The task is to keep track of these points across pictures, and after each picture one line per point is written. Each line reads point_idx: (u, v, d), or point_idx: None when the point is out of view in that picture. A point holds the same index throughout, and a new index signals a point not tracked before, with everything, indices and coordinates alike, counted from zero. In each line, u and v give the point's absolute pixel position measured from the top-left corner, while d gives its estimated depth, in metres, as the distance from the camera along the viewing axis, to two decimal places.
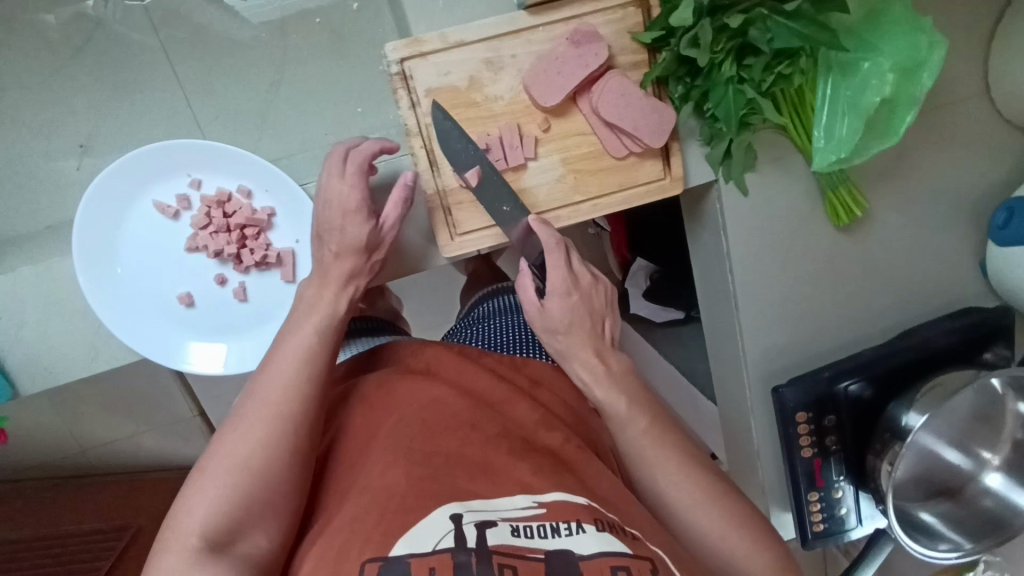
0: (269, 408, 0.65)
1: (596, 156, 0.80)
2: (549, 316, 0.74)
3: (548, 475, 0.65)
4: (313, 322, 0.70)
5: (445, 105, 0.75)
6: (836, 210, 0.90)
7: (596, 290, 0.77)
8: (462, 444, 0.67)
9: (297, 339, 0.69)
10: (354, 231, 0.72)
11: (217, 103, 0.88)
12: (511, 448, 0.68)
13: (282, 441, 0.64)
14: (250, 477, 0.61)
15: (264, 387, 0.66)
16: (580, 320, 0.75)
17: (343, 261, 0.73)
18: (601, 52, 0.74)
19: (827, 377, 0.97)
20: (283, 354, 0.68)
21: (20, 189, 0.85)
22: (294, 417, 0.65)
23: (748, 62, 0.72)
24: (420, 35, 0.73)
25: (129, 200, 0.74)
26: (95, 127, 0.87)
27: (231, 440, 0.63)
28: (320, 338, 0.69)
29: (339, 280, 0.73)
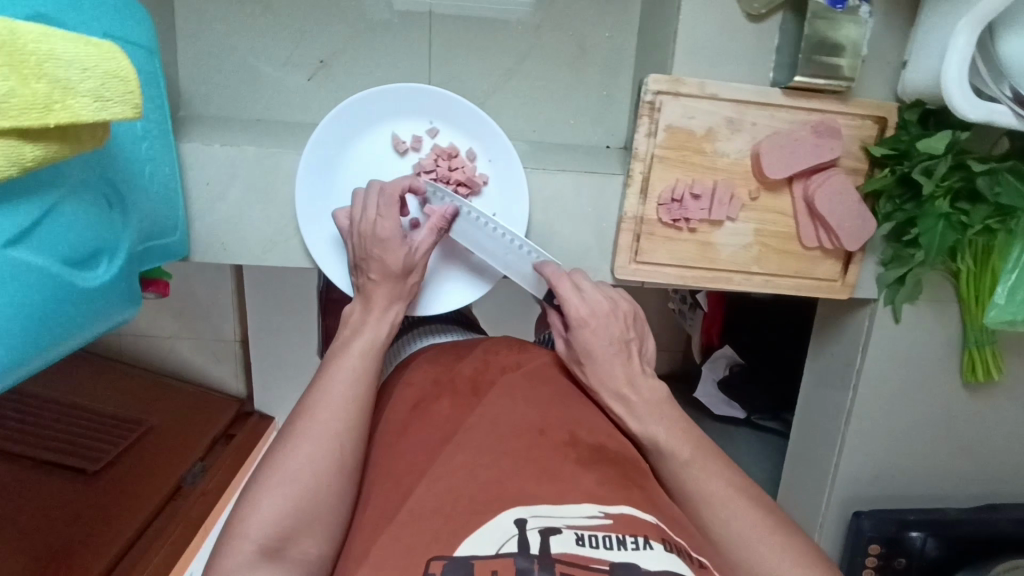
0: (322, 421, 0.62)
1: (787, 238, 0.84)
2: (579, 334, 0.73)
3: (620, 488, 0.57)
4: (361, 342, 0.70)
5: (676, 144, 0.80)
6: (974, 368, 0.92)
7: (609, 319, 0.74)
8: (527, 446, 0.60)
9: (350, 358, 0.68)
10: (391, 258, 0.73)
11: (452, 70, 0.93)
12: (577, 456, 0.60)
13: (334, 442, 0.61)
14: (303, 492, 0.58)
15: (320, 400, 0.64)
16: (596, 345, 0.72)
17: (384, 285, 0.73)
18: (836, 149, 0.78)
19: (907, 521, 0.98)
20: (341, 368, 0.67)
21: (253, 82, 0.90)
22: (343, 426, 0.62)
23: (964, 205, 0.77)
24: (681, 77, 0.78)
25: (369, 123, 0.78)
26: (338, 50, 0.91)
27: (285, 455, 0.60)
28: (368, 356, 0.69)
29: (383, 301, 0.73)
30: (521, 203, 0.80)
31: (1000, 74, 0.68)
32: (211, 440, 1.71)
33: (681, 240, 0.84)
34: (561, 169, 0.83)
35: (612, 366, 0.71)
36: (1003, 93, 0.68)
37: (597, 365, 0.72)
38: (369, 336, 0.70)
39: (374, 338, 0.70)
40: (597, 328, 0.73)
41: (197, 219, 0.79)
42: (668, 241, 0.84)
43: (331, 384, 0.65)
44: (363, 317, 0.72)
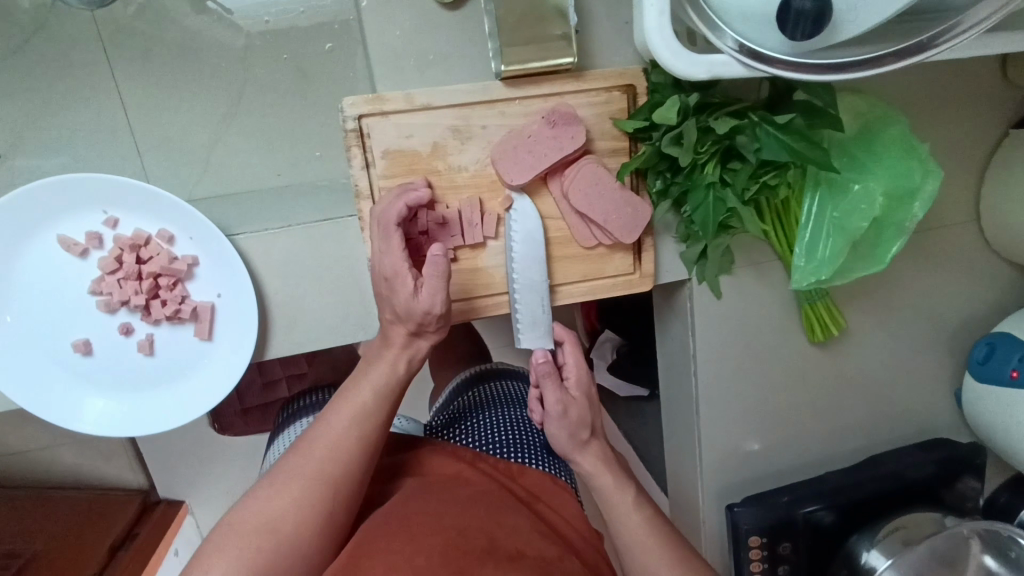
0: (308, 470, 0.61)
1: (562, 242, 0.73)
2: (576, 408, 0.75)
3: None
4: (374, 377, 0.66)
5: (402, 169, 0.68)
6: (812, 325, 0.84)
7: (590, 386, 0.77)
8: (462, 549, 0.57)
9: (352, 399, 0.65)
10: (410, 292, 0.63)
11: (160, 128, 0.80)
12: (499, 563, 0.57)
13: (304, 514, 0.59)
14: (268, 546, 0.57)
15: (305, 451, 0.62)
16: (583, 416, 0.75)
17: (401, 325, 0.65)
18: (578, 137, 0.67)
19: (786, 501, 0.90)
20: (346, 402, 0.65)
21: None
22: (315, 493, 0.60)
23: (732, 166, 0.66)
24: (384, 92, 0.67)
25: (28, 228, 0.65)
26: (15, 134, 0.76)
27: (259, 503, 0.59)
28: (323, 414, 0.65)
29: (402, 340, 0.66)
30: (240, 276, 0.69)
31: (717, 24, 0.56)
32: (112, 547, 1.59)
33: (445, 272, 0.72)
34: (288, 224, 0.71)
35: (580, 435, 0.75)
36: (725, 45, 0.56)
37: (561, 421, 0.75)
38: (376, 376, 0.66)
39: (378, 377, 0.66)
40: (582, 392, 0.76)
41: None
42: None
43: (323, 434, 0.63)
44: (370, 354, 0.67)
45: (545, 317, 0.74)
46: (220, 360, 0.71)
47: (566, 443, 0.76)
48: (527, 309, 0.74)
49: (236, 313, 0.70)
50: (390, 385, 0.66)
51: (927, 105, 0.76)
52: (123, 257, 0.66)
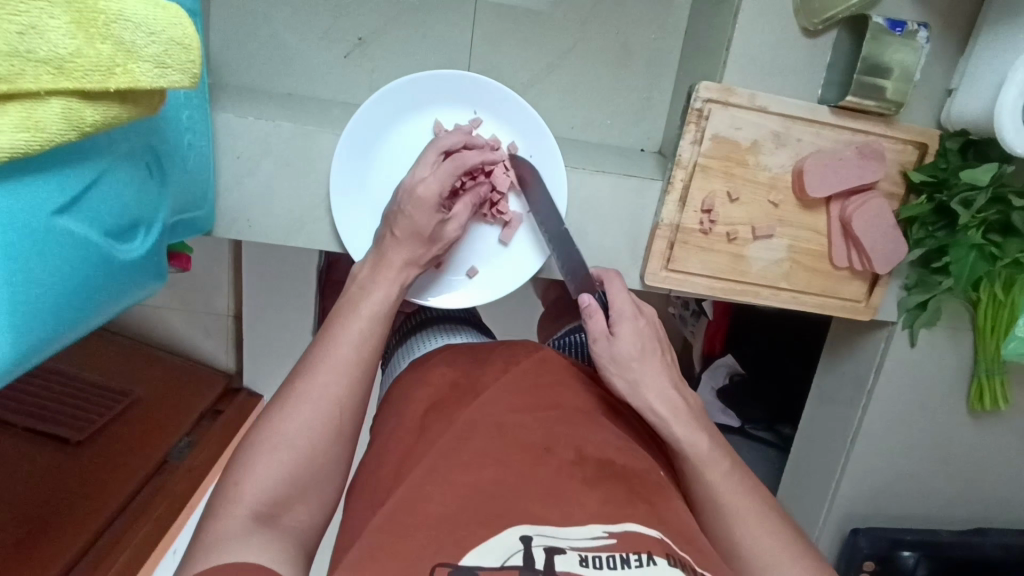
0: (337, 372, 0.61)
1: (818, 256, 0.84)
2: (619, 347, 0.71)
3: (623, 509, 0.57)
4: (369, 305, 0.66)
5: (720, 155, 0.79)
6: (981, 396, 0.94)
7: (636, 323, 0.72)
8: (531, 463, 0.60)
9: (361, 320, 0.64)
10: (419, 221, 0.69)
11: (494, 55, 0.90)
12: (585, 475, 0.60)
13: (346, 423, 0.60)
14: (326, 442, 0.58)
15: (329, 358, 0.61)
16: (628, 351, 0.71)
17: (405, 246, 0.70)
18: (878, 172, 0.78)
19: (902, 541, 1.00)
20: (349, 324, 0.64)
21: (291, 54, 0.86)
22: (341, 389, 0.60)
23: (996, 238, 0.78)
24: (732, 86, 0.77)
25: (413, 108, 0.76)
26: (380, 27, 0.88)
27: (304, 400, 0.59)
28: (378, 328, 0.65)
29: (398, 264, 0.69)
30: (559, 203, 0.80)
31: None
32: (199, 414, 1.68)
33: (712, 251, 0.83)
34: (600, 169, 0.82)
35: (631, 364, 0.70)
36: None
37: (607, 361, 0.71)
38: (376, 302, 0.66)
39: (381, 301, 0.67)
40: (626, 330, 0.71)
41: (224, 191, 0.77)
42: (701, 250, 0.83)
43: (347, 343, 0.63)
44: (372, 278, 0.68)
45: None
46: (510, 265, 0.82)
47: (665, 408, 0.68)
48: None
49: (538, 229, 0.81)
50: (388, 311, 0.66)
51: None
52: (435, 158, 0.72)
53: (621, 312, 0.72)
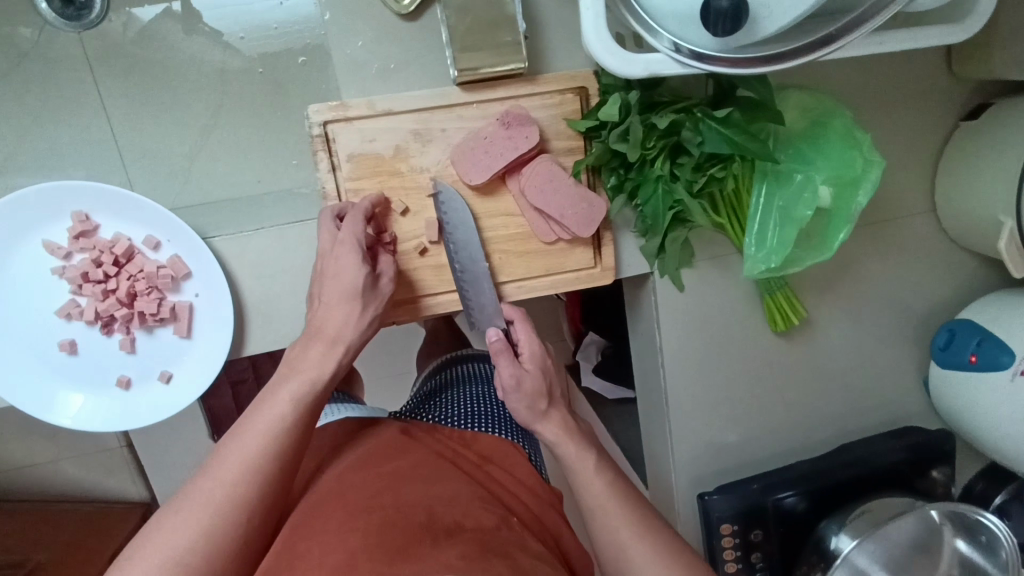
0: (220, 490, 0.55)
1: (524, 238, 0.77)
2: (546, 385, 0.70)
3: (477, 563, 0.54)
4: (290, 389, 0.61)
5: (369, 171, 0.72)
6: (773, 315, 0.87)
7: (545, 358, 0.71)
8: (386, 530, 0.57)
9: (264, 416, 0.59)
10: (348, 277, 0.66)
11: (143, 140, 0.84)
12: (436, 538, 0.57)
13: (222, 537, 0.54)
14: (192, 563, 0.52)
15: (209, 472, 0.56)
16: (537, 388, 0.69)
17: (342, 307, 0.65)
18: (532, 136, 0.71)
19: (757, 488, 0.92)
20: (264, 415, 0.59)
21: None
22: (216, 508, 0.54)
23: (680, 160, 0.70)
24: (347, 100, 0.71)
25: (17, 234, 0.69)
26: (10, 152, 0.81)
27: (171, 521, 0.54)
28: (298, 416, 0.60)
29: (335, 332, 0.65)
30: (219, 278, 0.73)
31: (654, 26, 0.59)
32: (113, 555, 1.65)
33: (409, 270, 0.76)
34: (262, 227, 0.76)
35: (539, 405, 0.69)
36: (664, 46, 0.59)
37: (515, 396, 0.69)
38: (293, 386, 0.61)
39: (299, 387, 0.61)
40: (535, 364, 0.70)
41: None
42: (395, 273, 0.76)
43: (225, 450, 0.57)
44: (298, 355, 0.63)
45: (491, 305, 0.74)
46: (200, 357, 0.75)
47: (526, 414, 0.69)
48: (475, 297, 0.75)
49: (214, 311, 0.74)
50: (308, 395, 0.61)
51: (864, 106, 0.81)
52: (81, 245, 0.70)
53: (530, 348, 0.71)
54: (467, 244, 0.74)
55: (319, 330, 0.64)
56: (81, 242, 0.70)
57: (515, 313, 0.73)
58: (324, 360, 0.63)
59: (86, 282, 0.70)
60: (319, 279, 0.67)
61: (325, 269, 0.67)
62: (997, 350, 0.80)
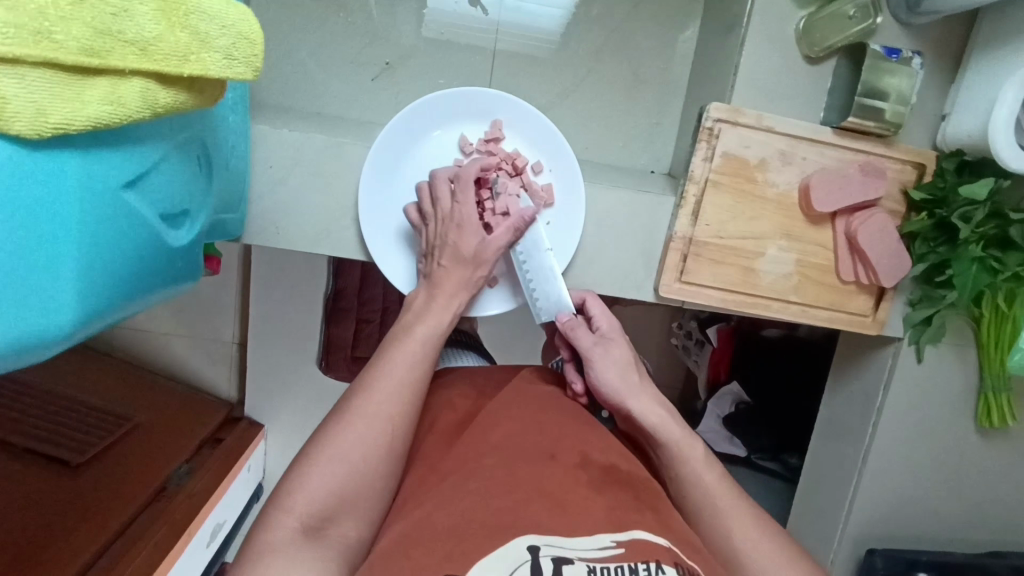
0: (383, 401, 0.62)
1: (826, 270, 0.87)
2: (602, 360, 0.73)
3: (625, 514, 0.56)
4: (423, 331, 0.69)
5: (731, 170, 0.83)
6: (989, 412, 0.95)
7: (624, 334, 0.77)
8: (541, 471, 0.60)
9: (409, 350, 0.67)
10: (467, 245, 0.72)
11: (514, 82, 0.95)
12: (593, 476, 0.61)
13: (390, 438, 0.62)
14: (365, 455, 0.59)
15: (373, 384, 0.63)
16: (625, 359, 0.74)
17: (455, 271, 0.73)
18: (881, 188, 0.82)
19: (920, 561, 0.99)
20: (402, 352, 0.67)
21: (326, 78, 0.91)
22: (388, 411, 0.62)
23: (996, 251, 0.81)
24: (740, 108, 0.82)
25: (441, 121, 0.80)
26: (408, 54, 0.93)
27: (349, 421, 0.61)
28: (429, 345, 0.68)
29: (454, 289, 0.72)
30: (578, 217, 0.83)
31: None
32: (198, 443, 1.62)
33: (726, 264, 0.86)
34: (615, 186, 0.86)
35: (631, 376, 0.72)
36: None
37: (606, 362, 0.73)
38: (426, 329, 0.69)
39: (435, 328, 0.69)
40: (621, 337, 0.75)
41: (256, 199, 0.79)
42: (716, 263, 0.86)
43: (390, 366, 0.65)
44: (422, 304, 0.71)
45: (557, 289, 0.79)
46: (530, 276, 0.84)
47: (621, 383, 0.72)
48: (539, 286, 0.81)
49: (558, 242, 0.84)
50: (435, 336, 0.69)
51: None
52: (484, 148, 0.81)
53: (606, 329, 0.76)
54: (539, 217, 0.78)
55: (436, 285, 0.72)
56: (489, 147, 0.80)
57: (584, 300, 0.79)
58: (440, 313, 0.70)
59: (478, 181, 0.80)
60: (442, 239, 0.74)
61: (443, 214, 0.74)
62: None
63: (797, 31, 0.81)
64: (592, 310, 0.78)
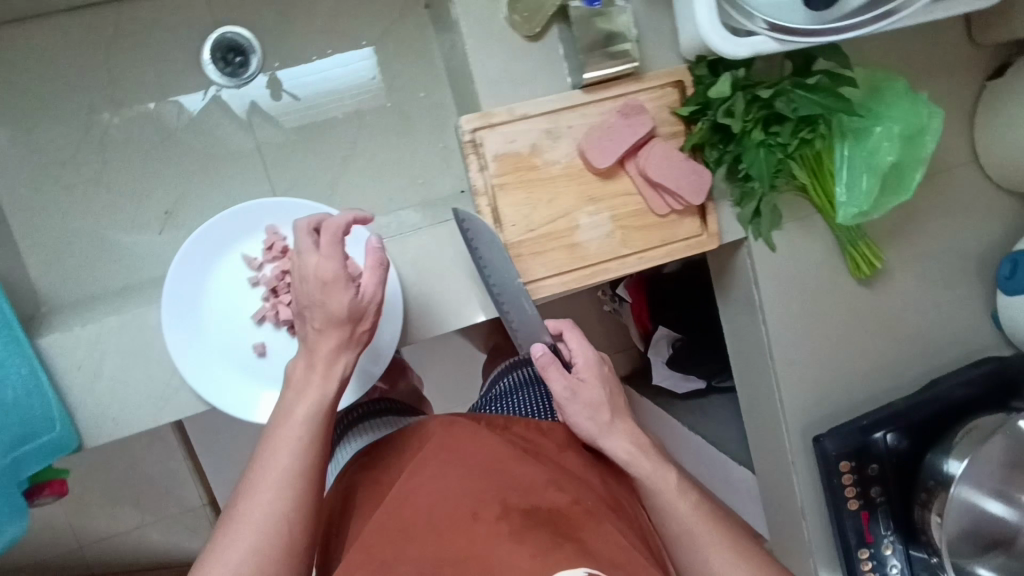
0: (276, 475, 0.68)
1: (641, 214, 0.89)
2: (581, 395, 0.81)
3: (547, 555, 0.63)
4: (303, 406, 0.71)
5: (509, 168, 0.84)
6: (857, 263, 0.98)
7: (601, 366, 0.83)
8: (468, 536, 0.66)
9: (290, 422, 0.70)
10: (335, 304, 0.70)
11: (293, 172, 0.95)
12: (512, 522, 0.67)
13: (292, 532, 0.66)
14: (264, 522, 0.66)
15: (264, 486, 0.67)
16: (597, 397, 0.82)
17: (333, 333, 0.72)
18: (647, 122, 0.83)
19: (864, 426, 1.00)
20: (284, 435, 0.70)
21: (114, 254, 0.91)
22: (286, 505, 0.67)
23: (774, 129, 0.82)
24: (489, 110, 0.83)
25: (217, 252, 0.79)
26: (180, 196, 0.93)
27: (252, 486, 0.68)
28: (313, 418, 0.71)
29: (329, 353, 0.73)
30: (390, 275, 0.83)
31: (748, 12, 0.74)
32: None
33: (549, 250, 0.87)
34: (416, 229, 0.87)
35: (603, 417, 0.81)
36: (758, 27, 0.74)
37: (578, 406, 0.81)
38: (312, 401, 0.71)
39: (322, 397, 0.72)
40: (592, 373, 0.82)
41: (79, 406, 0.77)
42: (541, 254, 0.87)
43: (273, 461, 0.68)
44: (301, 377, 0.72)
45: (532, 310, 0.81)
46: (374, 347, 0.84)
47: (592, 425, 0.81)
48: (516, 312, 0.81)
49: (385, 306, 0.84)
50: (321, 408, 0.71)
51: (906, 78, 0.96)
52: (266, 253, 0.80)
53: (586, 359, 0.83)
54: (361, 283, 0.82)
55: (314, 357, 0.72)
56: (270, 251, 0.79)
57: (564, 326, 0.84)
58: (314, 387, 0.72)
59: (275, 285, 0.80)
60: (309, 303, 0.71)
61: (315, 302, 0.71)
62: None
63: (508, 17, 0.83)
64: (569, 341, 0.84)
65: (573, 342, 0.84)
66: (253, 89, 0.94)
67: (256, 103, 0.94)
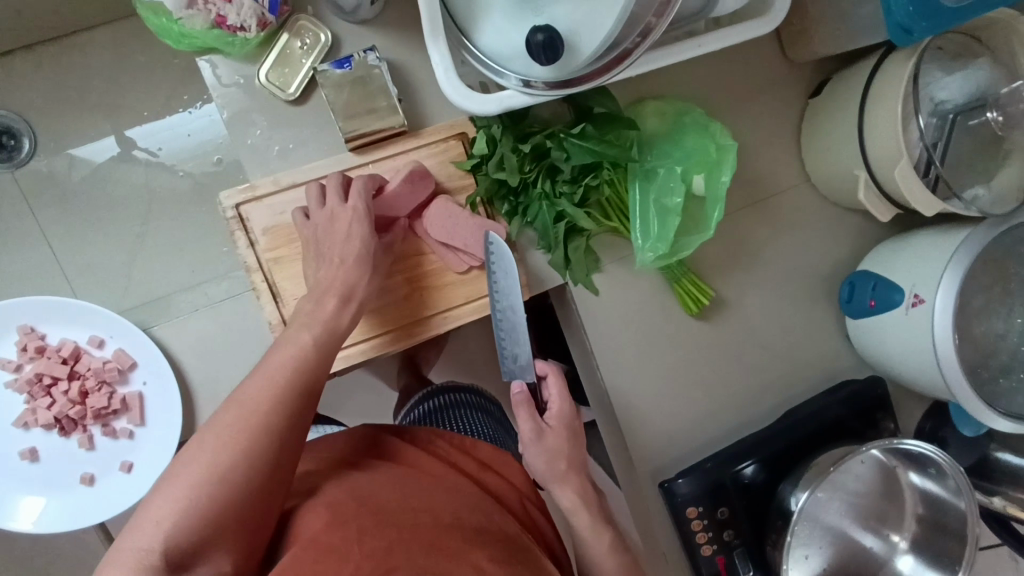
0: (203, 455, 0.57)
1: (440, 273, 0.84)
2: (547, 440, 0.78)
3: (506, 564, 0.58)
4: (294, 342, 0.68)
5: (283, 241, 0.79)
6: (687, 300, 0.94)
7: (571, 418, 0.80)
8: (414, 524, 0.59)
9: (264, 373, 0.64)
10: (359, 242, 0.74)
11: (83, 258, 0.92)
12: (472, 529, 0.61)
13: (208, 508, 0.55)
14: (199, 500, 0.55)
15: (198, 455, 0.57)
16: (560, 446, 0.79)
17: (348, 274, 0.73)
18: (425, 182, 0.80)
19: (712, 465, 0.95)
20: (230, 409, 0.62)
21: None
22: (221, 474, 0.57)
23: (556, 178, 0.79)
24: (255, 181, 0.79)
25: None
26: None
27: (175, 470, 0.57)
28: (303, 356, 0.67)
29: (337, 297, 0.72)
30: (162, 365, 0.77)
31: (499, 68, 0.69)
32: None
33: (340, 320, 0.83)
34: (197, 309, 0.83)
35: (558, 466, 0.79)
36: (512, 82, 0.69)
37: (538, 450, 0.79)
38: (278, 354, 0.67)
39: (307, 339, 0.68)
40: (560, 423, 0.79)
41: None
42: None
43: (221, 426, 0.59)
44: (314, 309, 0.71)
45: (527, 354, 0.76)
46: (156, 442, 0.79)
47: (547, 470, 0.79)
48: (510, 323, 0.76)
49: (162, 396, 0.78)
50: (310, 356, 0.67)
51: (715, 102, 0.92)
52: (23, 355, 0.76)
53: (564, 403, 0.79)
54: (140, 367, 0.78)
55: (325, 289, 0.72)
56: (27, 351, 0.76)
57: (554, 370, 0.79)
58: (298, 335, 0.69)
59: (40, 387, 0.76)
60: (327, 240, 0.74)
61: (321, 233, 0.74)
62: (890, 290, 0.88)
63: (264, 82, 0.78)
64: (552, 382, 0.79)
65: (555, 381, 0.79)
66: (106, 142, 0.93)
67: (61, 173, 0.92)
